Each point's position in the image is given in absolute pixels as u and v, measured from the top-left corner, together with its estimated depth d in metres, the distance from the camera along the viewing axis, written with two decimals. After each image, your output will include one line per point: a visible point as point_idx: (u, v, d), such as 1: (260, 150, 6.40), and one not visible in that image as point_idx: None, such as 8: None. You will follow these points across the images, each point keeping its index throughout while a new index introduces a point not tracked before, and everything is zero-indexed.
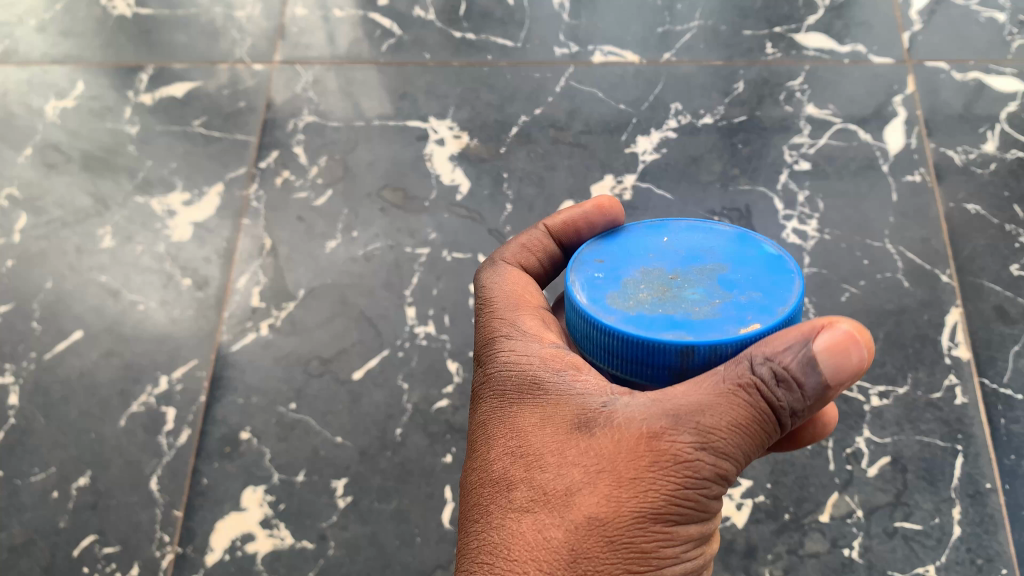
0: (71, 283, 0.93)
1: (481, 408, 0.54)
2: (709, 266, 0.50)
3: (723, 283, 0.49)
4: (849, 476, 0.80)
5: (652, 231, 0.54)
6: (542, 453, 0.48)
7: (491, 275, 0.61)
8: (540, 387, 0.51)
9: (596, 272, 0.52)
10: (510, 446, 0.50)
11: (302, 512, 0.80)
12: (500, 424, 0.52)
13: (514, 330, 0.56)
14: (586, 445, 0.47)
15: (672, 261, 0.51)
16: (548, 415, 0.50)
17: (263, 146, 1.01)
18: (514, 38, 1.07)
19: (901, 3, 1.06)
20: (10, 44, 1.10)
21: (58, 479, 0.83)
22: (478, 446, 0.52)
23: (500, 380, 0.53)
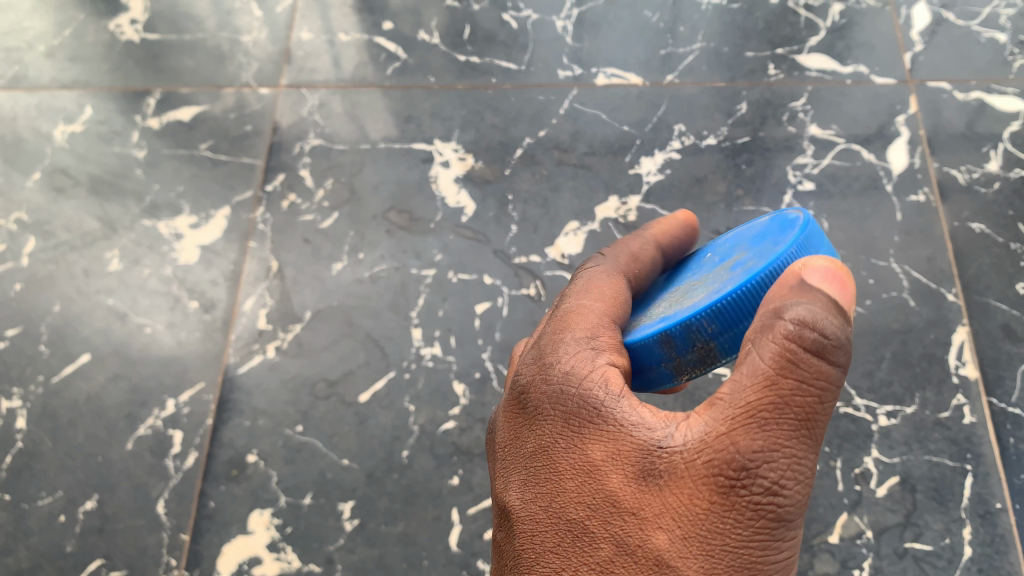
0: (79, 306, 0.93)
1: (540, 439, 0.53)
2: (730, 262, 0.60)
3: (729, 268, 0.58)
4: (858, 497, 0.80)
5: (699, 256, 0.66)
6: (622, 504, 0.48)
7: (594, 270, 0.64)
8: (603, 421, 0.51)
9: (638, 301, 0.66)
10: (584, 493, 0.50)
11: (309, 535, 0.80)
12: (566, 461, 0.51)
13: (589, 335, 0.56)
14: (662, 498, 0.47)
15: (701, 274, 0.62)
16: (617, 456, 0.50)
17: (269, 169, 1.01)
18: (518, 61, 1.08)
19: (902, 23, 1.07)
20: (19, 69, 1.11)
21: (66, 503, 0.83)
22: (544, 480, 0.52)
23: (561, 409, 0.53)
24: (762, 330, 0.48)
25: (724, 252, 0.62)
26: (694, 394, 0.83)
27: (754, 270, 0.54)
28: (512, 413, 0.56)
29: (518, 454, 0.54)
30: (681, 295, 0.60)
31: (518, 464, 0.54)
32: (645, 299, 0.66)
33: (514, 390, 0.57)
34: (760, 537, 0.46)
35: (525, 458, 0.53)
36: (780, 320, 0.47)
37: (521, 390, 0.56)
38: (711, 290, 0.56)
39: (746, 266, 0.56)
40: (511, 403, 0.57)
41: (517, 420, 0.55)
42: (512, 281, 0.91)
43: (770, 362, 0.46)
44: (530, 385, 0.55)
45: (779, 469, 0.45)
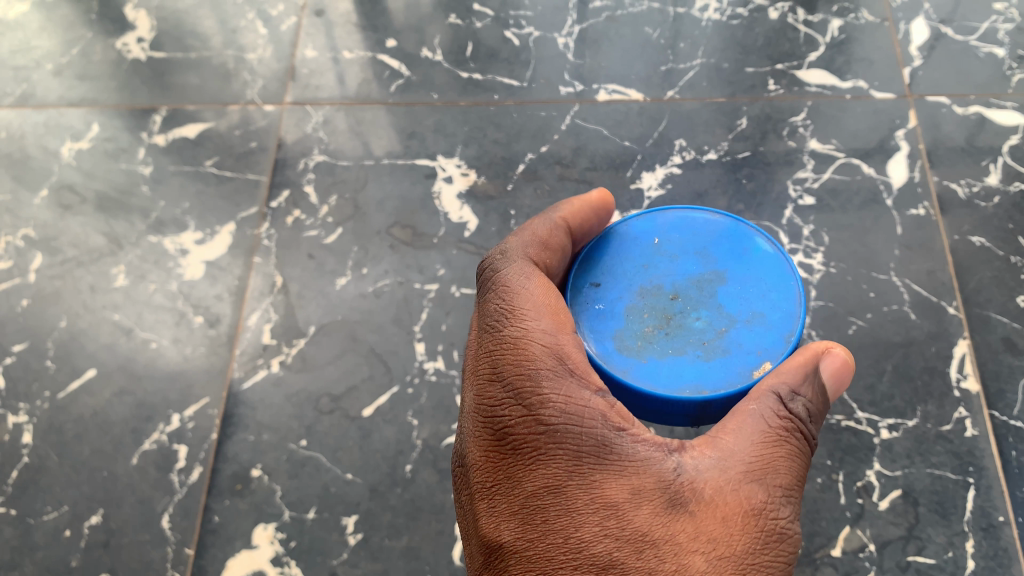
0: (85, 322, 0.94)
1: (546, 473, 0.53)
2: (706, 279, 0.64)
3: (725, 303, 0.63)
4: (860, 510, 0.80)
5: (642, 237, 0.67)
6: (651, 534, 0.51)
7: (517, 274, 0.61)
8: (615, 454, 0.54)
9: (598, 303, 0.65)
10: (605, 523, 0.51)
11: (313, 550, 0.81)
12: (584, 496, 0.52)
13: (561, 362, 0.56)
14: (693, 526, 0.51)
15: (669, 278, 0.65)
16: (635, 487, 0.53)
17: (274, 185, 1.02)
18: (520, 78, 1.09)
19: (901, 39, 1.08)
20: (27, 88, 1.13)
21: (71, 518, 0.84)
22: (554, 518, 0.52)
23: (571, 441, 0.54)
24: (776, 394, 0.58)
25: (682, 251, 0.66)
26: None
27: (782, 340, 0.62)
28: (496, 451, 0.55)
29: (515, 490, 0.54)
30: (674, 320, 0.63)
31: (519, 505, 0.53)
32: (601, 297, 0.65)
33: (489, 427, 0.56)
34: (777, 558, 0.52)
35: (526, 497, 0.53)
36: (790, 399, 0.58)
37: (507, 424, 0.55)
38: (727, 338, 0.62)
39: (756, 317, 0.63)
40: (491, 442, 0.55)
41: (505, 460, 0.54)
42: None
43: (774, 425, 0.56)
44: (517, 420, 0.55)
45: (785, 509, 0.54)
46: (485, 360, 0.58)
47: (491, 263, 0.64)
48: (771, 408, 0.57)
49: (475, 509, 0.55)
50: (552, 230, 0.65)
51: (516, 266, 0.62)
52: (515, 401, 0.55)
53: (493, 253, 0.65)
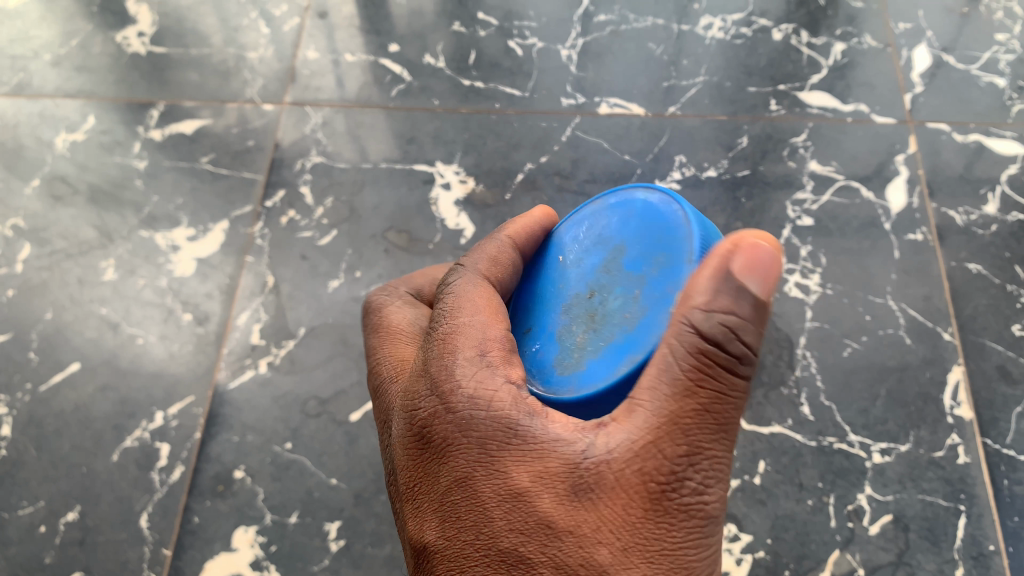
0: (71, 315, 0.93)
1: (455, 465, 0.52)
2: (610, 260, 0.59)
3: (629, 268, 0.57)
4: (850, 534, 0.79)
5: (552, 261, 0.64)
6: (551, 521, 0.49)
7: (458, 283, 0.61)
8: (520, 437, 0.51)
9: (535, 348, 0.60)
10: (509, 516, 0.50)
11: (294, 555, 0.79)
12: (489, 488, 0.51)
13: (479, 354, 0.55)
14: (596, 514, 0.48)
15: (580, 281, 0.60)
16: (540, 471, 0.50)
17: (270, 185, 1.01)
18: (522, 88, 1.08)
19: (903, 65, 1.08)
20: (24, 77, 1.12)
21: (47, 514, 0.82)
22: (466, 511, 0.51)
23: (475, 427, 0.52)
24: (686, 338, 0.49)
25: (585, 251, 0.61)
26: None
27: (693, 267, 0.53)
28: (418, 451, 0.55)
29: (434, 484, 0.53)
30: (598, 315, 0.57)
31: (435, 501, 0.53)
32: (533, 339, 0.61)
33: (408, 426, 0.56)
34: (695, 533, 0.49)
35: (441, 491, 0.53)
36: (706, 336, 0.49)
37: (422, 420, 0.55)
38: (641, 297, 0.55)
39: (660, 262, 0.55)
40: (409, 440, 0.55)
41: (422, 456, 0.54)
42: None
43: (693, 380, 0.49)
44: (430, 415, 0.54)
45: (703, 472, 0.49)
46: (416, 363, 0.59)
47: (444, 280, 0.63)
48: (684, 353, 0.49)
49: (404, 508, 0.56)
50: (500, 246, 0.64)
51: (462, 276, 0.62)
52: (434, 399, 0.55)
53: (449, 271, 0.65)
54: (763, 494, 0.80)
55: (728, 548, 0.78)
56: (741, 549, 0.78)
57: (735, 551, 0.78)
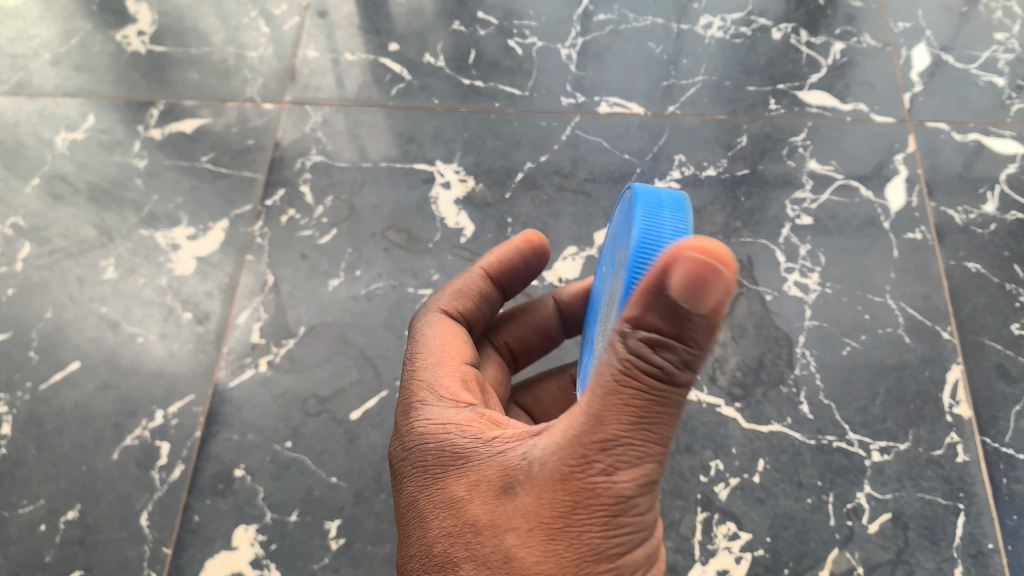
0: (71, 314, 0.93)
1: (408, 488, 0.54)
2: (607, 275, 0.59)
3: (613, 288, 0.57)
4: (849, 533, 0.79)
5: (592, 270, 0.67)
6: (476, 521, 0.47)
7: (424, 324, 0.66)
8: (460, 455, 0.52)
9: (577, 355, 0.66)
10: (443, 522, 0.49)
11: (293, 554, 0.79)
12: (428, 502, 0.51)
13: (438, 394, 0.58)
14: (513, 501, 0.46)
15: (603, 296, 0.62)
16: (474, 480, 0.49)
17: (270, 184, 1.01)
18: (522, 87, 1.09)
19: (902, 64, 1.08)
20: (23, 76, 1.12)
21: (47, 512, 0.82)
22: (412, 531, 0.51)
23: (422, 453, 0.54)
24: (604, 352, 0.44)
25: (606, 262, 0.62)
26: (687, 423, 0.83)
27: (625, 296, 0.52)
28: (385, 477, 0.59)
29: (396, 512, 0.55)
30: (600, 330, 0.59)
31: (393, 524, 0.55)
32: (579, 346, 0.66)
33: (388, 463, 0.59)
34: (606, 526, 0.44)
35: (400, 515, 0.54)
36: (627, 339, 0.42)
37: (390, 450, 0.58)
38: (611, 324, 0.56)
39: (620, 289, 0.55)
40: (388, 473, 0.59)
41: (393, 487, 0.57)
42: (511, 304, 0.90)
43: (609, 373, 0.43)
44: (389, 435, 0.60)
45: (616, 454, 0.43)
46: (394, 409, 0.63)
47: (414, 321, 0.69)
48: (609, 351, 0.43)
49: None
50: (467, 279, 0.70)
51: (423, 321, 0.67)
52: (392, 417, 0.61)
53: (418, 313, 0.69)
54: (762, 493, 0.81)
55: (727, 546, 0.78)
56: (740, 547, 0.78)
57: (734, 550, 0.78)
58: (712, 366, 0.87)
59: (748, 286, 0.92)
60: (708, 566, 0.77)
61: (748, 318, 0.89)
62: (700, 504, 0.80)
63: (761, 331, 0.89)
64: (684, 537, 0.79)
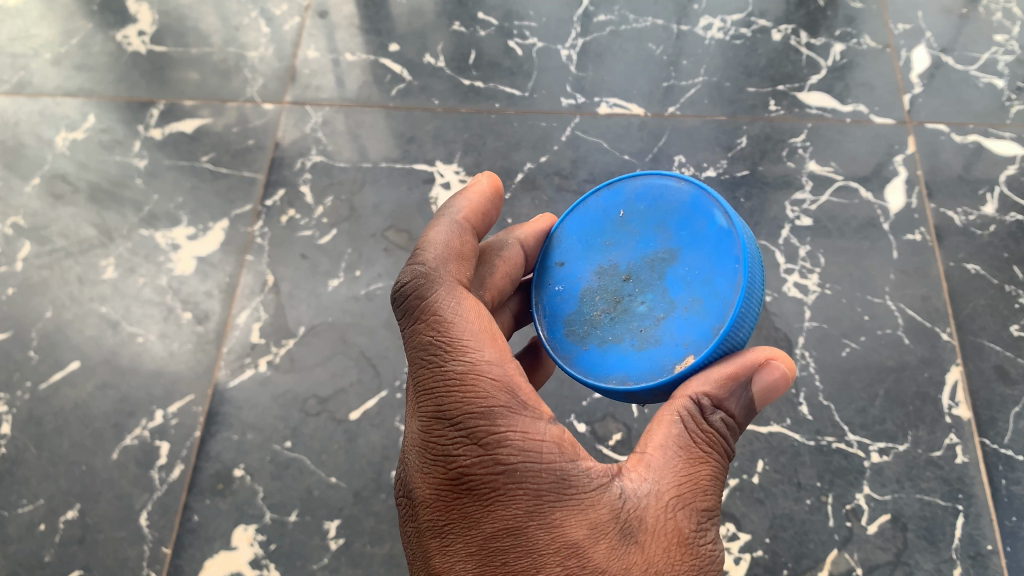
0: (71, 313, 0.93)
1: (503, 512, 0.49)
2: (659, 257, 0.58)
3: (670, 284, 0.57)
4: (848, 534, 0.79)
5: (608, 202, 0.62)
6: (609, 570, 0.47)
7: (445, 301, 0.54)
8: (572, 486, 0.49)
9: (557, 285, 0.63)
10: (567, 562, 0.47)
11: (293, 553, 0.79)
12: (545, 537, 0.48)
13: (514, 400, 0.50)
14: (645, 554, 0.48)
15: (626, 257, 0.60)
16: (594, 519, 0.48)
17: (270, 184, 1.01)
18: (521, 88, 1.09)
19: (902, 66, 1.09)
20: (24, 76, 1.12)
21: (46, 512, 0.82)
22: (516, 562, 0.48)
23: (528, 479, 0.49)
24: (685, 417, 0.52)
25: (644, 225, 0.60)
26: None
27: (710, 333, 0.54)
28: (442, 482, 0.50)
29: (472, 530, 0.49)
30: (622, 302, 0.59)
31: (462, 541, 0.49)
32: (562, 277, 0.63)
33: (440, 466, 0.50)
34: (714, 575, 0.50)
35: (486, 536, 0.49)
36: (707, 415, 0.52)
37: (455, 458, 0.50)
38: (660, 320, 0.56)
39: (694, 305, 0.55)
40: (440, 478, 0.50)
41: (460, 500, 0.50)
42: None
43: (695, 437, 0.52)
44: (444, 433, 0.50)
45: (707, 505, 0.51)
46: (427, 398, 0.52)
47: (412, 282, 0.55)
48: (684, 426, 0.52)
49: (431, 539, 0.51)
50: (463, 237, 0.59)
51: (442, 289, 0.55)
52: (441, 412, 0.51)
53: (408, 270, 0.56)
54: (762, 494, 0.81)
55: (726, 547, 0.78)
56: (739, 548, 0.78)
57: (733, 551, 0.78)
58: None
59: None
60: None
61: None
62: None
63: (760, 332, 0.89)
64: None
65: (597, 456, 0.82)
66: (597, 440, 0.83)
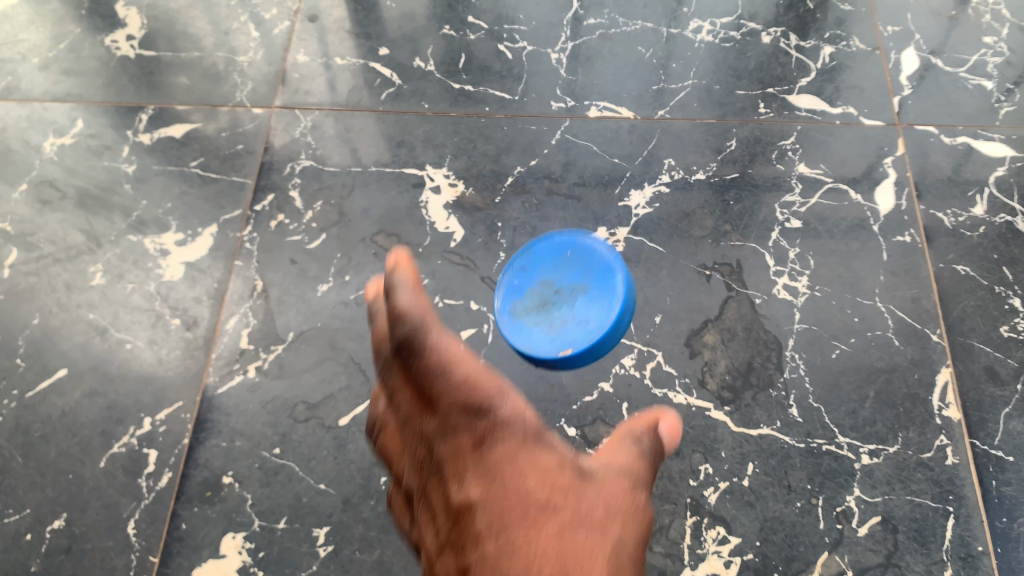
0: (58, 320, 0.92)
1: (479, 466, 0.47)
2: (580, 286, 0.83)
3: (579, 305, 0.83)
4: (839, 536, 0.79)
5: (565, 240, 0.86)
6: (565, 484, 0.45)
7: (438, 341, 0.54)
8: (534, 440, 0.49)
9: (516, 280, 0.86)
10: (530, 479, 0.45)
11: (282, 561, 0.78)
12: (516, 466, 0.46)
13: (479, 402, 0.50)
14: (597, 487, 0.47)
15: (561, 279, 0.85)
16: (555, 461, 0.47)
17: (260, 189, 1.01)
18: (511, 91, 1.09)
19: (891, 68, 1.09)
20: (12, 81, 1.12)
21: (33, 522, 0.81)
22: (495, 493, 0.44)
23: (504, 437, 0.48)
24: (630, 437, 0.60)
25: (577, 263, 0.85)
26: None
27: (588, 343, 0.81)
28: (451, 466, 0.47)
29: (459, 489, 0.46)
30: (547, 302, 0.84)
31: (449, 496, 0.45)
32: (519, 275, 0.86)
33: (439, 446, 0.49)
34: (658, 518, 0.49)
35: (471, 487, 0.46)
36: (644, 439, 0.60)
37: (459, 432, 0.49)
38: (563, 324, 0.82)
39: (587, 323, 0.82)
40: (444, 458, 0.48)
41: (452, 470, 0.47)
42: None
43: (637, 447, 0.58)
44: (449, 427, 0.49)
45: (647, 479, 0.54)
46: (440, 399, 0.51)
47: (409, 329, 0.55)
48: (632, 446, 0.58)
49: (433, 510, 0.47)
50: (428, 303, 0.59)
51: (434, 333, 0.55)
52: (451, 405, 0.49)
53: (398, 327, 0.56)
54: (752, 497, 0.80)
55: (716, 550, 0.78)
56: (730, 551, 0.78)
57: (724, 554, 0.78)
58: (701, 370, 0.87)
59: (739, 290, 0.92)
60: (698, 570, 0.77)
61: (737, 321, 0.90)
62: (690, 508, 0.79)
63: (750, 334, 0.89)
64: (674, 542, 0.78)
65: None
66: (586, 443, 0.83)
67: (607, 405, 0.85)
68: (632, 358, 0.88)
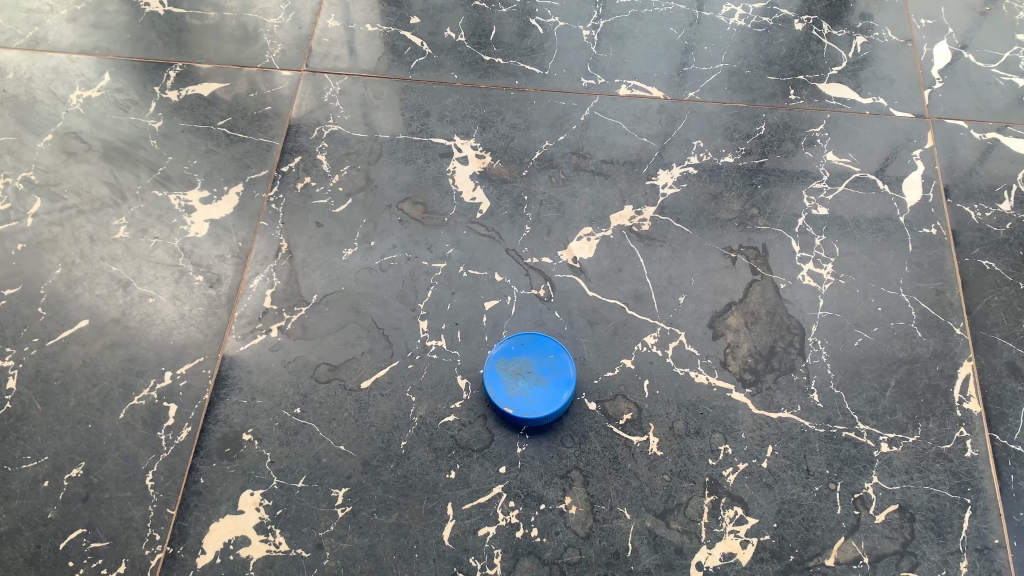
0: (81, 271, 0.91)
1: None
2: (537, 380, 0.83)
3: (535, 386, 0.82)
4: (856, 522, 0.78)
5: (547, 351, 0.84)
6: None
7: None
8: None
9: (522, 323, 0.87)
10: None
11: (299, 520, 0.77)
12: None
13: None
14: None
15: (540, 358, 0.84)
16: None
17: (287, 151, 1.01)
18: (541, 66, 1.09)
19: (923, 61, 1.10)
20: (39, 32, 1.11)
21: (51, 469, 0.79)
22: None
23: None
24: None
25: (545, 373, 0.83)
26: (697, 406, 0.83)
27: (518, 401, 0.81)
28: None
29: None
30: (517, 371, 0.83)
31: None
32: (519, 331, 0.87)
33: None
34: None
35: None
36: None
37: None
38: (518, 382, 0.83)
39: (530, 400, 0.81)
40: None
41: None
42: (522, 281, 0.91)
43: None
44: None
45: None
46: None
47: None
48: None
49: None
50: None
51: None
52: None
53: None
54: (770, 478, 0.80)
55: (733, 530, 0.77)
56: (746, 532, 0.77)
57: (740, 534, 0.77)
58: (723, 351, 0.87)
59: (763, 274, 0.92)
60: (713, 549, 0.76)
61: (762, 305, 0.90)
62: (708, 487, 0.79)
63: (774, 318, 0.89)
64: (691, 519, 0.77)
65: (606, 434, 0.82)
66: (606, 417, 0.83)
67: (629, 382, 0.85)
68: (654, 336, 0.88)
